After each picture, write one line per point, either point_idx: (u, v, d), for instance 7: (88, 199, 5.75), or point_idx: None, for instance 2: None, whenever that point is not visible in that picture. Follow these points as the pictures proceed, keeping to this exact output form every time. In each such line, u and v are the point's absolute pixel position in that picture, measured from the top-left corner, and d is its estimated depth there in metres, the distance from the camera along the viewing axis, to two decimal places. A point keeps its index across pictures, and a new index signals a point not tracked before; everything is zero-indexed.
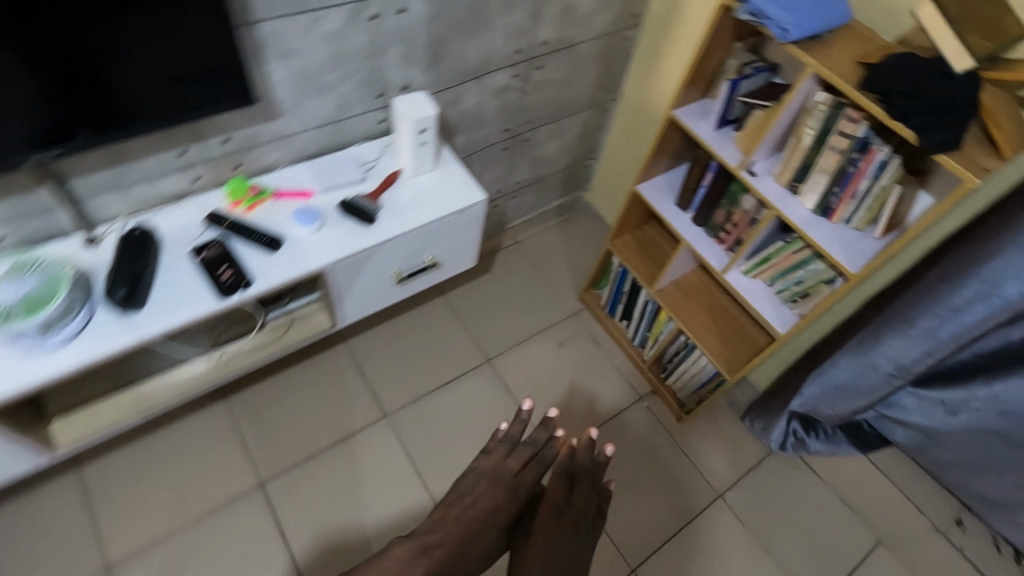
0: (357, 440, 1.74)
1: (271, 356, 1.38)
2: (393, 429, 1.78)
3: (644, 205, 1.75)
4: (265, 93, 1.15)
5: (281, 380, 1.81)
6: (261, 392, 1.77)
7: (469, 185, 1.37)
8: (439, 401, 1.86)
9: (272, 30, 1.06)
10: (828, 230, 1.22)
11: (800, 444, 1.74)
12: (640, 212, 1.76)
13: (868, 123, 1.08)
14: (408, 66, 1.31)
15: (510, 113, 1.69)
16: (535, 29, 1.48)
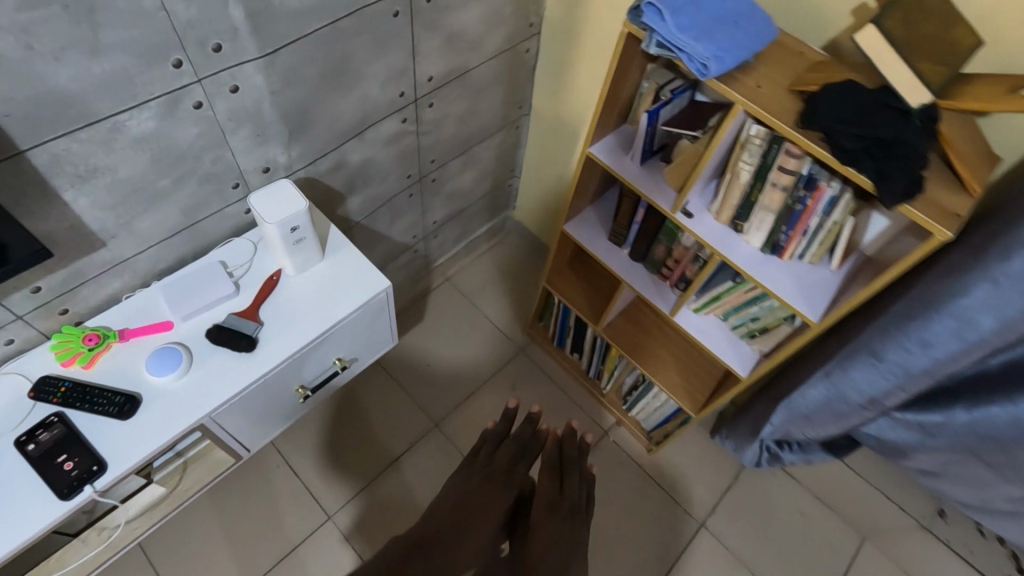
0: (302, 552, 1.55)
1: (172, 513, 1.16)
2: (342, 528, 1.59)
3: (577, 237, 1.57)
4: (74, 223, 0.89)
5: (209, 500, 1.58)
6: (183, 522, 1.54)
7: (372, 271, 1.16)
8: (390, 484, 1.67)
9: (59, 152, 0.81)
10: (779, 270, 1.07)
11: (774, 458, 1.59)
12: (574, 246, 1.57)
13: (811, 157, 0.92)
14: (263, 147, 1.06)
15: (408, 160, 1.46)
16: (416, 68, 1.25)
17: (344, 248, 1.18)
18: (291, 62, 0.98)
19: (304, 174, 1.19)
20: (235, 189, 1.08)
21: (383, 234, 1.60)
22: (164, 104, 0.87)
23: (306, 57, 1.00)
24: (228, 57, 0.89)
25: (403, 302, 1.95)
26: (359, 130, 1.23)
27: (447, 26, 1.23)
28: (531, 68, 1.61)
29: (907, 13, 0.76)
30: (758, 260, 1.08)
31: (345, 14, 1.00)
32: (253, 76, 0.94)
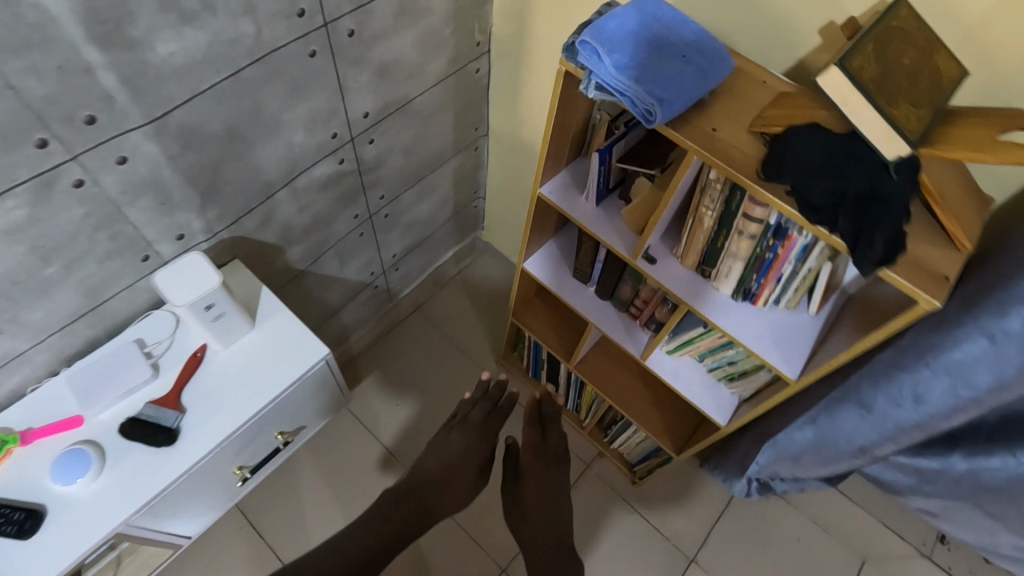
0: None
1: None
2: None
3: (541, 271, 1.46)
4: None
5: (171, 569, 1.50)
6: None
7: (310, 335, 1.06)
8: None
9: None
10: (752, 318, 0.98)
11: (765, 488, 1.49)
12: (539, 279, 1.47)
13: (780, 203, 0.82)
14: (170, 214, 0.95)
15: (352, 200, 1.35)
16: (346, 107, 1.13)
17: (278, 313, 1.08)
18: (187, 122, 0.87)
19: (227, 234, 1.07)
20: (145, 261, 0.97)
21: (335, 276, 1.49)
22: (34, 188, 0.76)
23: (207, 114, 0.89)
24: (105, 128, 0.78)
25: (369, 338, 1.85)
26: (288, 179, 1.12)
27: (376, 59, 1.11)
28: (483, 88, 1.49)
29: (879, 46, 0.64)
30: (729, 307, 0.98)
31: (248, 63, 0.89)
32: (142, 143, 0.83)
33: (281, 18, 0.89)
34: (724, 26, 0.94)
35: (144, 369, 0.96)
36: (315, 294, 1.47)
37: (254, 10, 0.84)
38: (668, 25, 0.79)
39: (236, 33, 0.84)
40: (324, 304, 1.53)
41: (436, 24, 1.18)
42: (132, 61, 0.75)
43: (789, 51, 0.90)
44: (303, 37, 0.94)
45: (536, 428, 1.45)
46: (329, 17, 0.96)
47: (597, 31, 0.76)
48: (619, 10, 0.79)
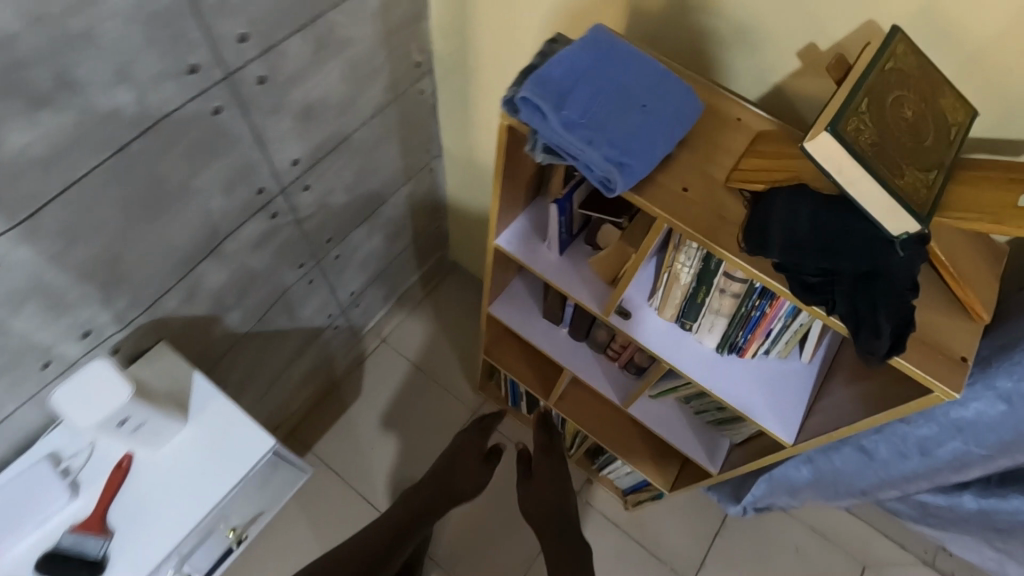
0: None
1: None
2: None
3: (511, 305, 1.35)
4: None
5: None
6: None
7: (251, 423, 0.95)
8: None
9: None
10: (740, 374, 0.87)
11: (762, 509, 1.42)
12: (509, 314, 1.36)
13: None
14: (67, 314, 0.82)
15: (294, 251, 1.21)
16: (269, 159, 1.00)
17: (217, 400, 0.97)
18: (66, 214, 0.74)
19: (145, 319, 0.95)
20: (46, 368, 0.84)
21: (286, 328, 1.37)
22: None
23: (92, 201, 0.75)
24: None
25: (335, 378, 1.73)
26: (210, 247, 0.99)
27: (297, 102, 0.97)
28: (431, 109, 1.34)
29: (874, 100, 0.53)
30: (713, 363, 0.87)
31: (134, 136, 0.75)
32: (12, 249, 0.70)
33: (168, 79, 0.75)
34: (689, 49, 0.82)
35: (61, 491, 0.86)
36: (265, 351, 1.34)
37: (130, 76, 0.71)
38: (623, 65, 0.67)
39: (111, 106, 0.71)
40: (279, 358, 1.41)
41: (364, 54, 1.04)
42: None
43: (764, 75, 0.78)
44: (200, 94, 0.80)
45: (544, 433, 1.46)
46: (229, 68, 0.82)
47: (541, 81, 0.64)
48: (565, 52, 0.66)
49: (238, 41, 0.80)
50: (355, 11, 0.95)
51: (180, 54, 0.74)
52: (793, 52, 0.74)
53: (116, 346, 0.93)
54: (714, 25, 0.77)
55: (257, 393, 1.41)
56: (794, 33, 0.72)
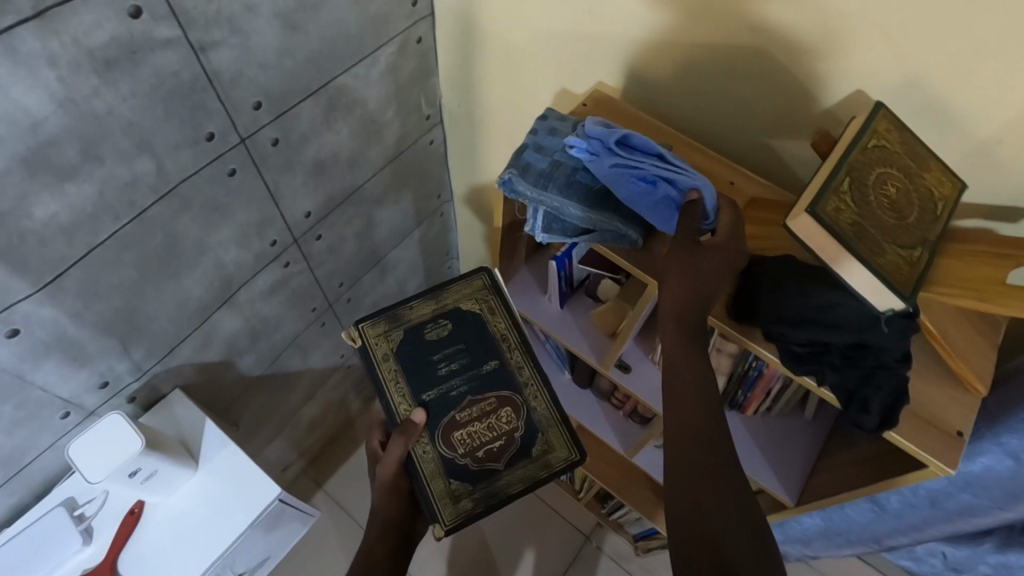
0: None
1: None
2: None
3: (411, 312, 0.92)
4: None
5: None
6: None
7: (258, 473, 0.97)
8: None
9: None
10: (739, 432, 0.87)
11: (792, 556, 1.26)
12: (417, 327, 0.92)
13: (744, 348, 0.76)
14: (84, 367, 0.85)
15: (306, 298, 1.24)
16: (282, 212, 1.03)
17: (228, 446, 1.00)
18: (89, 273, 0.77)
19: (160, 368, 0.98)
20: (65, 417, 0.88)
21: (297, 370, 1.38)
22: None
23: (108, 265, 0.79)
24: None
25: (344, 419, 1.73)
26: (224, 298, 1.02)
27: (310, 159, 1.01)
28: (441, 158, 1.38)
29: (855, 180, 0.55)
30: None
31: (152, 202, 0.79)
32: (36, 309, 0.74)
33: (185, 147, 0.79)
34: (690, 109, 0.86)
35: (74, 537, 0.90)
36: (276, 393, 1.36)
37: (149, 146, 0.74)
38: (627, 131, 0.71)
39: (131, 175, 0.75)
40: (289, 402, 1.43)
41: (372, 112, 1.07)
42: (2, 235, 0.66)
43: (759, 136, 0.82)
44: (217, 159, 0.84)
45: (500, 339, 0.91)
46: (244, 134, 0.86)
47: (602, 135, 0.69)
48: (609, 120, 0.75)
49: (253, 110, 0.85)
50: (365, 73, 1.00)
51: (197, 124, 0.78)
52: (786, 115, 0.77)
53: (132, 394, 0.96)
54: (712, 88, 0.81)
55: (269, 432, 1.43)
56: (787, 98, 0.76)
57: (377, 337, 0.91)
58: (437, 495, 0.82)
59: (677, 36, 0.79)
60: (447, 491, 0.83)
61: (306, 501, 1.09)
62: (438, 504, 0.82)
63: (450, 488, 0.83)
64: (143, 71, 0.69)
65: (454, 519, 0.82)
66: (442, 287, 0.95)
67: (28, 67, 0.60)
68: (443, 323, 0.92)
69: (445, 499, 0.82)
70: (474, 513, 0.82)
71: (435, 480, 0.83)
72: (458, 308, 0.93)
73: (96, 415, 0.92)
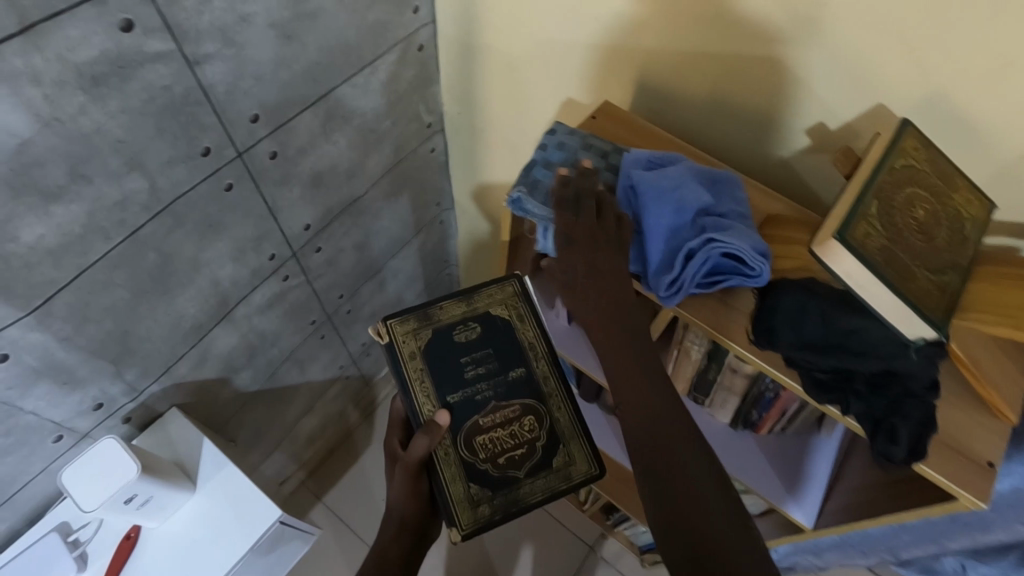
0: None
1: None
2: None
3: (441, 310, 0.88)
4: None
5: None
6: None
7: (257, 494, 0.94)
8: None
9: None
10: (752, 450, 0.85)
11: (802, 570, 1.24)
12: (448, 327, 0.87)
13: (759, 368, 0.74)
14: (76, 390, 0.82)
15: (304, 311, 1.21)
16: (280, 225, 1.00)
17: (227, 467, 0.97)
18: (80, 294, 0.74)
19: (156, 388, 0.95)
20: (57, 441, 0.85)
21: (296, 383, 1.35)
22: None
23: (99, 285, 0.76)
24: None
25: (343, 429, 1.70)
26: (220, 315, 0.99)
27: (308, 172, 0.98)
28: (441, 165, 1.35)
29: (883, 203, 0.52)
30: (728, 439, 0.86)
31: (146, 220, 0.76)
32: (25, 334, 0.71)
33: (179, 163, 0.76)
34: (704, 119, 0.83)
35: (68, 565, 0.87)
36: (274, 407, 1.33)
37: (142, 164, 0.72)
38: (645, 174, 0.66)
39: (122, 193, 0.72)
40: (287, 416, 1.40)
41: (371, 121, 1.04)
42: None
43: (773, 149, 0.80)
44: (213, 174, 0.82)
45: (528, 347, 0.87)
46: (241, 148, 0.83)
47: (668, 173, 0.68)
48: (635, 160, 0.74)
49: (249, 123, 0.82)
50: (363, 83, 0.97)
51: (191, 139, 0.76)
52: (802, 128, 0.75)
53: (127, 415, 0.93)
54: (727, 99, 0.79)
55: (268, 446, 1.41)
56: (806, 110, 0.73)
57: (405, 334, 0.86)
58: (456, 499, 0.80)
59: (692, 45, 0.76)
60: (466, 496, 0.81)
61: (306, 519, 1.06)
62: (457, 508, 0.80)
63: (469, 493, 0.81)
64: (134, 85, 0.66)
65: (471, 524, 0.80)
66: (474, 288, 0.90)
67: (12, 85, 0.57)
68: (473, 326, 0.87)
69: (463, 504, 0.80)
70: (491, 520, 0.80)
71: (454, 484, 0.81)
72: (488, 312, 0.88)
73: (88, 438, 0.89)
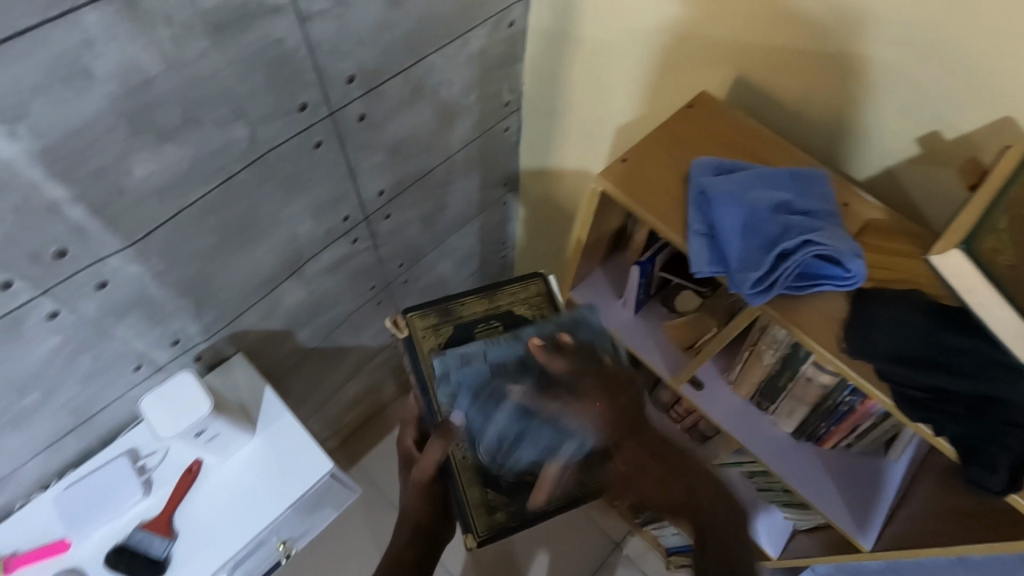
0: None
1: None
2: None
3: (462, 310, 0.91)
4: None
5: None
6: None
7: (311, 446, 0.98)
8: None
9: None
10: (813, 464, 0.83)
11: None
12: (469, 325, 0.90)
13: (839, 380, 0.72)
14: (159, 324, 0.86)
15: (367, 275, 1.23)
16: (357, 189, 1.02)
17: (286, 417, 1.01)
18: (176, 233, 0.78)
19: (226, 333, 0.98)
20: (137, 370, 0.89)
21: (348, 345, 1.38)
22: (3, 328, 0.69)
23: (193, 227, 0.79)
24: (77, 259, 0.70)
25: (385, 397, 1.73)
26: (292, 270, 1.02)
27: (390, 138, 1.00)
28: (513, 146, 1.34)
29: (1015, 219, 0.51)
30: (791, 450, 0.84)
31: (241, 168, 0.79)
32: (125, 266, 0.75)
33: (278, 117, 0.78)
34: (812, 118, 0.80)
35: (135, 489, 0.93)
36: (327, 365, 1.37)
37: (246, 114, 0.74)
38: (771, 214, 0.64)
39: (225, 140, 0.74)
40: (336, 376, 1.43)
41: (455, 93, 1.05)
42: (102, 189, 0.66)
43: (875, 158, 0.77)
44: (306, 130, 0.84)
45: None
46: (334, 108, 0.85)
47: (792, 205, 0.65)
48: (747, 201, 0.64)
49: (345, 84, 0.84)
50: (453, 54, 0.97)
51: (292, 94, 0.78)
52: (912, 137, 0.73)
53: (199, 354, 0.97)
54: (840, 99, 0.76)
55: (315, 404, 1.45)
56: (933, 116, 0.70)
57: (425, 329, 0.90)
58: (473, 505, 0.84)
59: (809, 42, 0.74)
60: (482, 501, 0.85)
61: (352, 478, 1.09)
62: (473, 513, 0.84)
63: (486, 499, 0.85)
64: (250, 36, 0.68)
65: (487, 529, 0.84)
66: (496, 286, 0.93)
67: (146, 25, 0.59)
68: (494, 325, 0.90)
69: (480, 509, 0.85)
70: (507, 525, 0.85)
71: (471, 489, 0.85)
72: (510, 311, 0.91)
73: (162, 372, 0.93)
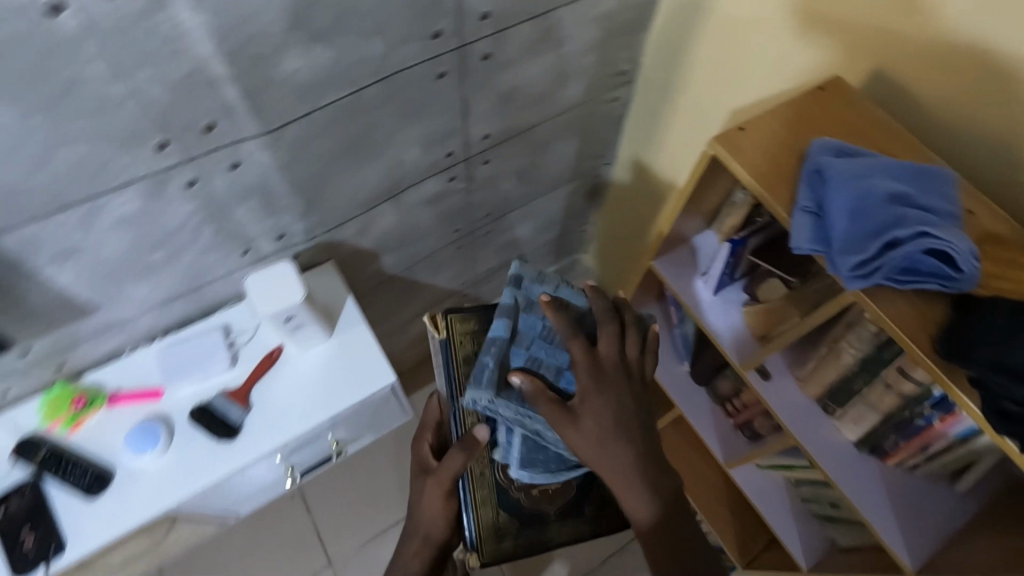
0: None
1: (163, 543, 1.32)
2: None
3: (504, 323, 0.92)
4: (72, 295, 0.86)
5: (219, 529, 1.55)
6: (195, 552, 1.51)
7: (380, 357, 1.05)
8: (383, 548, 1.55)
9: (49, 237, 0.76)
10: (872, 476, 0.81)
11: None
12: None
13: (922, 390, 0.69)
14: (272, 215, 0.95)
15: (455, 216, 1.28)
16: (466, 127, 1.06)
17: (361, 327, 1.08)
18: (304, 132, 0.85)
19: (324, 239, 1.06)
20: (244, 253, 0.99)
21: (423, 282, 1.44)
22: (152, 185, 0.78)
23: (319, 131, 0.86)
24: (222, 136, 0.78)
25: None
26: (392, 193, 1.08)
27: (507, 84, 1.03)
28: (619, 118, 1.34)
29: None
30: (851, 459, 0.82)
31: (372, 83, 0.84)
32: (257, 152, 0.83)
33: (413, 40, 0.83)
34: (941, 111, 0.77)
35: (223, 360, 1.02)
36: (401, 297, 1.44)
37: (387, 31, 0.79)
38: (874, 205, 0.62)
39: (364, 53, 0.80)
40: (406, 310, 1.50)
41: (576, 51, 1.06)
42: (255, 76, 0.74)
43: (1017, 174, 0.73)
44: (434, 59, 0.88)
45: None
46: (463, 42, 0.89)
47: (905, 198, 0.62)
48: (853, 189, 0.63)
49: (478, 20, 0.87)
50: (584, 10, 0.99)
51: (430, 20, 0.82)
52: None
53: (297, 254, 1.06)
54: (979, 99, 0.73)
55: (382, 332, 1.53)
56: None
57: (463, 334, 0.90)
58: (485, 527, 0.91)
59: (970, 41, 0.70)
60: (493, 523, 0.92)
61: (408, 398, 1.15)
62: (483, 539, 0.91)
63: (497, 522, 0.92)
64: None
65: (492, 555, 0.92)
66: None
67: None
68: None
69: (490, 533, 0.92)
70: (512, 553, 0.93)
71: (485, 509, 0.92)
72: None
73: (264, 262, 1.02)
